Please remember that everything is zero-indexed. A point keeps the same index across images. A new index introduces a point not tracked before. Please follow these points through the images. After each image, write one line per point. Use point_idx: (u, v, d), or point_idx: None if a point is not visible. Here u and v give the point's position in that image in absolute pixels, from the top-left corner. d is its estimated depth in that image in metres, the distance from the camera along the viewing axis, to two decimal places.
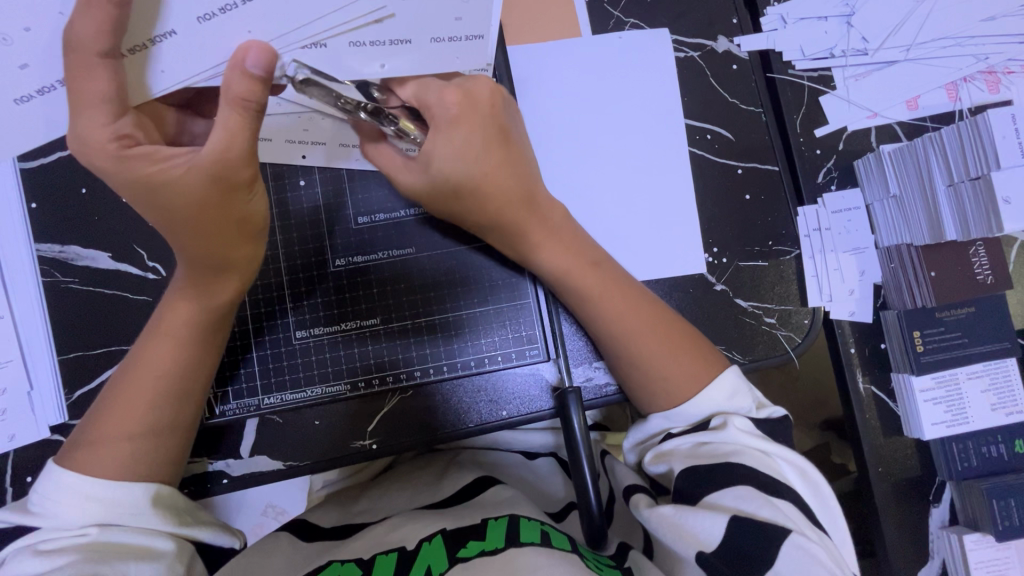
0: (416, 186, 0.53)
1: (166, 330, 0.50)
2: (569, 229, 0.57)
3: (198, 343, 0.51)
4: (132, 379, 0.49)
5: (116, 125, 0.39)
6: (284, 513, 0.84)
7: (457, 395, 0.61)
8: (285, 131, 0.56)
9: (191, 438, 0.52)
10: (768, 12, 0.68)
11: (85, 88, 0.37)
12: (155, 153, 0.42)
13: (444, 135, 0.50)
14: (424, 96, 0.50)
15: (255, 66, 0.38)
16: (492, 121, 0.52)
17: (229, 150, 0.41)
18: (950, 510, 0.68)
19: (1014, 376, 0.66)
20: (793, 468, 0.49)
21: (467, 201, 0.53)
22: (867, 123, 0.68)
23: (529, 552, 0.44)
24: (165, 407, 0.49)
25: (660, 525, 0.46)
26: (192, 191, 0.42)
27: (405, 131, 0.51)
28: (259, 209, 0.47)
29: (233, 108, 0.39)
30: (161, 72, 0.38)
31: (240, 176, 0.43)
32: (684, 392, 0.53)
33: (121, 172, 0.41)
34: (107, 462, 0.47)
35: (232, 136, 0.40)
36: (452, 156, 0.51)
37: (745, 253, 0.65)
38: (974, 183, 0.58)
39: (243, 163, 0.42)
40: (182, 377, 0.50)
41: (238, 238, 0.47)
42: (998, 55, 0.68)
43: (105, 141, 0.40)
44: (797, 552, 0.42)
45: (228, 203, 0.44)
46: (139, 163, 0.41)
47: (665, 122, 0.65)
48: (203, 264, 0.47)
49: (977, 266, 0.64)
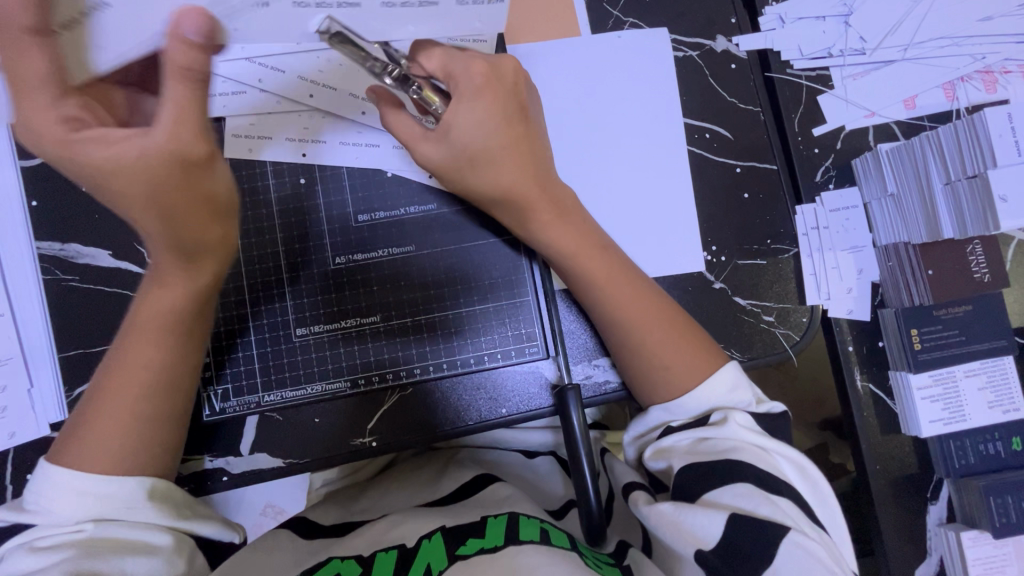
0: (431, 157, 0.52)
1: (144, 323, 0.50)
2: (579, 216, 0.57)
3: (178, 334, 0.50)
4: (118, 374, 0.49)
5: (60, 108, 0.39)
6: (282, 513, 0.84)
7: (454, 393, 0.61)
8: (287, 129, 0.60)
9: (181, 432, 0.52)
10: (767, 11, 0.69)
11: (22, 68, 0.36)
12: (104, 134, 0.41)
13: (468, 105, 0.49)
14: (450, 68, 0.50)
15: (191, 33, 0.36)
16: (514, 98, 0.52)
17: (180, 127, 0.41)
18: (948, 507, 0.68)
19: (1011, 374, 0.66)
20: (793, 464, 0.49)
21: (484, 172, 0.53)
22: (865, 122, 0.69)
23: (528, 551, 0.44)
24: (150, 400, 0.49)
25: (659, 524, 0.46)
26: (148, 172, 0.42)
27: (427, 100, 0.49)
28: (223, 187, 0.46)
29: (177, 78, 0.39)
30: (105, 47, 0.36)
31: (197, 151, 0.42)
32: (683, 385, 0.53)
33: (73, 156, 0.41)
34: (96, 458, 0.47)
35: (183, 110, 0.40)
36: (474, 125, 0.50)
37: (744, 252, 0.65)
38: (971, 181, 0.58)
39: (196, 138, 0.42)
40: (166, 370, 0.50)
41: (206, 220, 0.47)
42: (995, 55, 0.68)
43: (53, 124, 0.39)
44: (797, 550, 0.42)
45: (190, 179, 0.43)
46: (88, 146, 0.41)
47: (664, 120, 0.66)
48: (174, 249, 0.47)
49: (974, 264, 0.65)
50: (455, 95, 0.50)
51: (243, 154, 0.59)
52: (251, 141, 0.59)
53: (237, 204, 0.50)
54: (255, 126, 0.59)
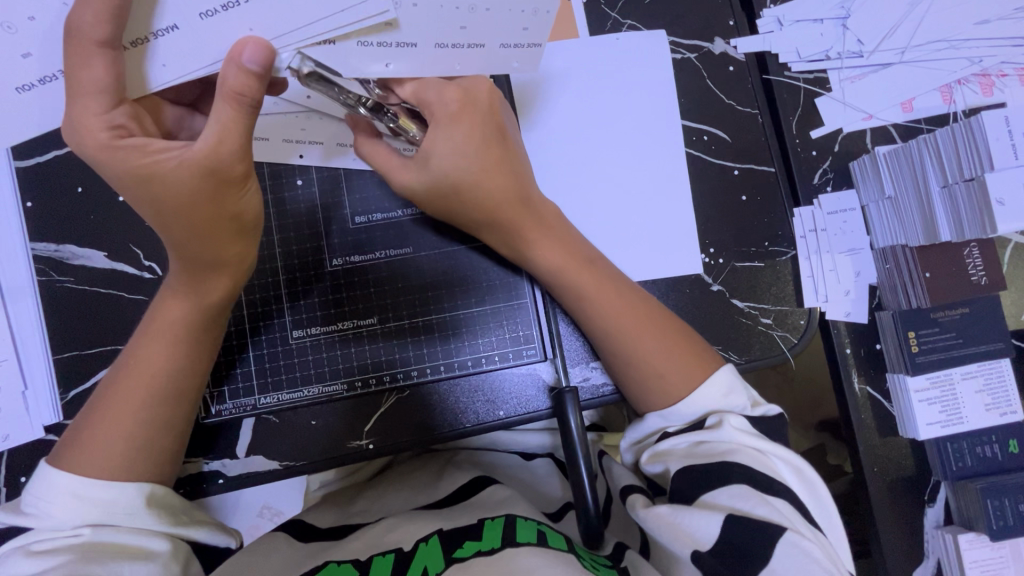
0: (413, 183, 0.53)
1: (158, 331, 0.49)
2: (564, 229, 0.57)
3: (191, 343, 0.50)
4: (125, 380, 0.49)
5: (110, 116, 0.38)
6: (280, 515, 0.83)
7: (454, 395, 0.61)
8: (283, 129, 0.58)
9: (183, 440, 0.51)
10: (765, 14, 0.69)
11: (82, 79, 0.36)
12: (148, 145, 0.40)
13: (443, 131, 0.50)
14: (422, 94, 0.50)
15: (250, 61, 0.37)
16: (491, 120, 0.52)
17: (222, 146, 0.39)
18: (945, 509, 0.69)
19: (1008, 376, 0.67)
20: (789, 466, 0.49)
21: (467, 199, 0.54)
22: (862, 124, 0.69)
23: (526, 553, 0.43)
24: (161, 408, 0.49)
25: (657, 526, 0.46)
26: (182, 186, 0.40)
27: (404, 129, 0.50)
28: (252, 208, 0.45)
29: (228, 102, 0.38)
30: (163, 66, 0.38)
31: (233, 171, 0.41)
32: (679, 390, 0.53)
33: (113, 163, 0.39)
34: (102, 463, 0.46)
35: (225, 132, 0.39)
36: (452, 154, 0.51)
37: (742, 254, 0.65)
38: (968, 185, 0.58)
39: (236, 158, 0.40)
40: (175, 379, 0.50)
41: (230, 237, 0.45)
42: (992, 58, 0.68)
43: (98, 131, 0.38)
44: (794, 549, 0.42)
45: (220, 197, 0.42)
46: (133, 155, 0.39)
47: (663, 122, 0.66)
48: (196, 262, 0.46)
49: (971, 267, 0.65)
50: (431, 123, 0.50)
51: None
52: None
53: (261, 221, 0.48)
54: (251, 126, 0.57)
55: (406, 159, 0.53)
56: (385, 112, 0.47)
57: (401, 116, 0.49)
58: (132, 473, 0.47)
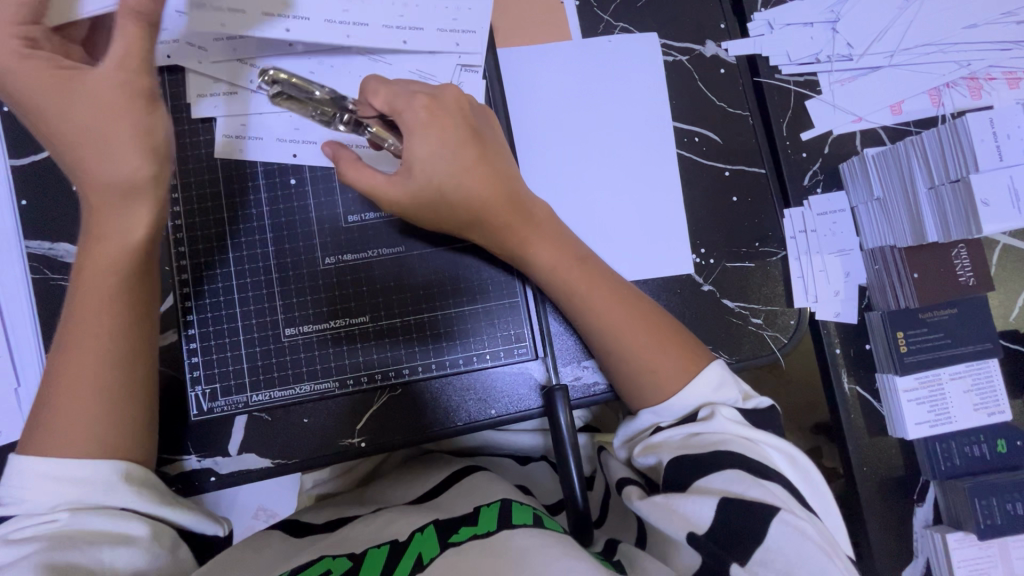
0: (397, 199, 0.54)
1: (90, 286, 0.49)
2: (554, 226, 0.58)
3: (129, 296, 0.50)
4: (70, 348, 0.48)
5: (23, 28, 0.46)
6: (274, 517, 0.83)
7: (444, 393, 0.61)
8: (279, 130, 0.60)
9: (149, 414, 0.51)
10: (755, 18, 0.70)
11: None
12: (58, 61, 0.46)
13: (420, 137, 0.52)
14: (394, 104, 0.53)
15: None
16: (462, 119, 0.55)
17: (128, 59, 0.46)
18: (934, 509, 0.69)
19: (995, 376, 0.67)
20: (782, 453, 0.49)
21: (450, 201, 0.54)
22: (852, 127, 0.70)
23: (521, 534, 0.43)
24: (107, 367, 0.48)
25: (651, 511, 0.46)
26: (92, 96, 0.46)
27: (381, 138, 0.54)
28: (163, 130, 0.48)
29: (130, 19, 0.45)
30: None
31: (140, 85, 0.46)
32: (670, 385, 0.53)
33: (20, 72, 0.45)
34: (65, 440, 0.46)
35: (131, 46, 0.46)
36: (429, 156, 0.53)
37: (732, 254, 0.66)
38: (954, 186, 0.59)
39: (142, 71, 0.46)
40: (117, 334, 0.49)
41: (134, 155, 0.46)
42: (980, 62, 0.69)
43: (11, 39, 0.45)
44: (788, 528, 0.42)
45: (128, 113, 0.46)
46: (40, 64, 0.46)
47: (654, 124, 0.66)
48: (106, 188, 0.47)
49: (959, 268, 0.66)
50: (406, 131, 0.53)
51: (262, 158, 0.60)
52: (244, 140, 0.60)
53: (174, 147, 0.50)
54: (250, 126, 0.60)
55: (389, 176, 0.54)
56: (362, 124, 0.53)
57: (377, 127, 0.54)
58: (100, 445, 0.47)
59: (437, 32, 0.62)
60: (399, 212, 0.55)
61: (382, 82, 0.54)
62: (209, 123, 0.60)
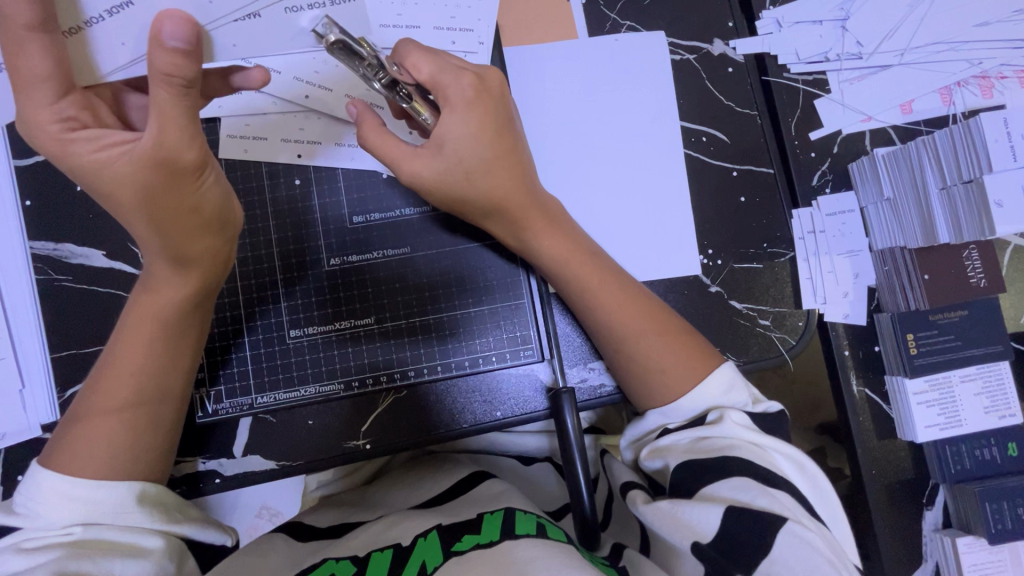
0: (422, 171, 0.51)
1: (138, 326, 0.49)
2: (566, 223, 0.57)
3: (169, 341, 0.50)
4: (107, 380, 0.49)
5: (58, 107, 0.38)
6: (278, 516, 0.83)
7: (451, 396, 0.61)
8: (282, 130, 0.60)
9: (169, 446, 0.51)
10: (763, 16, 0.69)
11: (23, 67, 0.36)
12: (101, 136, 0.40)
13: (460, 116, 0.50)
14: (438, 79, 0.50)
15: (171, 38, 0.36)
16: (502, 105, 0.53)
17: (168, 136, 0.39)
18: (943, 512, 0.69)
19: (1007, 379, 0.66)
20: (790, 460, 0.48)
21: (466, 192, 0.53)
22: (861, 126, 0.69)
23: (524, 545, 0.43)
24: (142, 405, 0.49)
25: (656, 518, 0.46)
26: (133, 180, 0.40)
27: (416, 112, 0.51)
28: (212, 201, 0.44)
29: (159, 84, 0.37)
30: (121, 45, 0.38)
31: (185, 160, 0.40)
32: (678, 388, 0.53)
33: (68, 155, 0.40)
34: (83, 462, 0.46)
35: (166, 119, 0.38)
36: (465, 138, 0.51)
37: (741, 255, 0.65)
38: (967, 186, 0.58)
39: (186, 144, 0.39)
40: (157, 375, 0.49)
41: (194, 231, 0.45)
42: (992, 60, 0.68)
43: (48, 123, 0.39)
44: (796, 540, 0.42)
45: (175, 190, 0.41)
46: (83, 146, 0.40)
47: (661, 124, 0.66)
48: (162, 254, 0.46)
49: (971, 269, 0.65)
50: (448, 108, 0.50)
51: (267, 159, 0.60)
52: (247, 141, 0.60)
53: (231, 215, 0.48)
54: (253, 127, 0.60)
55: (416, 148, 0.52)
56: (402, 89, 0.49)
57: (416, 99, 0.50)
58: (114, 474, 0.47)
59: (435, 30, 0.61)
60: (422, 187, 0.53)
61: (421, 48, 0.50)
62: (215, 126, 0.60)
